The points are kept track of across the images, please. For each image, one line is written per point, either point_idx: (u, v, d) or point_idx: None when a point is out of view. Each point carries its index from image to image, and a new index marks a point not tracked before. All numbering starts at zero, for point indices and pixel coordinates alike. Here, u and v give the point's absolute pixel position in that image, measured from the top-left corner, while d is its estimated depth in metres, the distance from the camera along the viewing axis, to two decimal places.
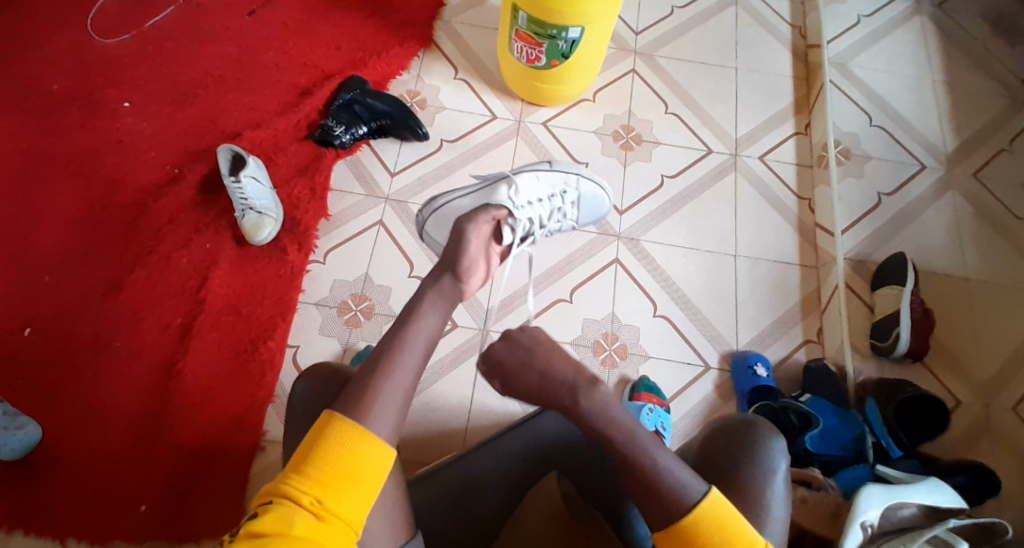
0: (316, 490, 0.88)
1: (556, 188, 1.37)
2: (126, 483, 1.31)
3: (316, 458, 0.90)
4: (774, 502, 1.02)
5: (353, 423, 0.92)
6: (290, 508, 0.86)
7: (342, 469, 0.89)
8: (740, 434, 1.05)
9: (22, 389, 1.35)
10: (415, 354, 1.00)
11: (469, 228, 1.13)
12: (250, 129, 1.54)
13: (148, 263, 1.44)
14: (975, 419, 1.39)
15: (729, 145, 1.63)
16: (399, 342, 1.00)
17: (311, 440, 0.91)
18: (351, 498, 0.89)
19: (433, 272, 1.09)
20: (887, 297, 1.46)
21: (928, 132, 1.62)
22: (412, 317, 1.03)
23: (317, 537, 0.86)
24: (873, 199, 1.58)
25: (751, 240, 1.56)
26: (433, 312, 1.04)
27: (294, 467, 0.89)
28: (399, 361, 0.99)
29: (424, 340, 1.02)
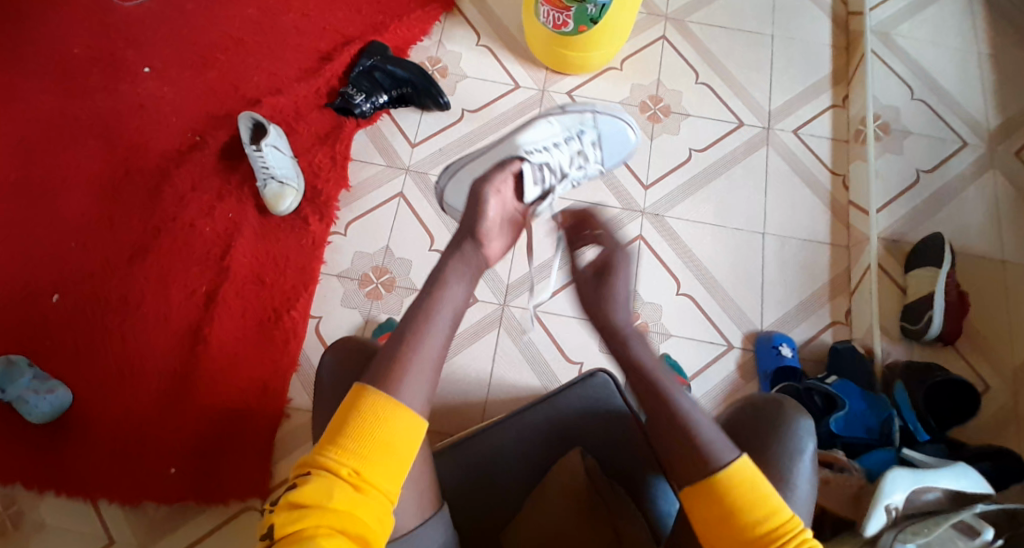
0: (356, 462, 0.88)
1: (573, 131, 1.32)
2: (155, 447, 1.34)
3: (353, 430, 0.90)
4: (800, 482, 1.00)
5: (386, 395, 0.92)
6: (329, 479, 0.87)
7: (380, 442, 0.90)
8: (762, 418, 1.03)
9: (50, 353, 1.37)
10: (441, 330, 0.99)
11: (486, 189, 1.09)
12: (270, 95, 1.52)
13: (172, 230, 1.44)
14: (1003, 406, 1.35)
15: (763, 117, 1.57)
16: (427, 317, 0.98)
17: (348, 412, 0.91)
18: (387, 469, 0.89)
19: (453, 239, 1.06)
20: (921, 280, 1.41)
21: (971, 107, 1.54)
22: (434, 288, 1.01)
23: (357, 508, 0.87)
24: (910, 176, 1.52)
25: (781, 217, 1.52)
26: (457, 282, 1.02)
27: (330, 439, 0.90)
28: (426, 334, 0.97)
29: (449, 317, 0.99)
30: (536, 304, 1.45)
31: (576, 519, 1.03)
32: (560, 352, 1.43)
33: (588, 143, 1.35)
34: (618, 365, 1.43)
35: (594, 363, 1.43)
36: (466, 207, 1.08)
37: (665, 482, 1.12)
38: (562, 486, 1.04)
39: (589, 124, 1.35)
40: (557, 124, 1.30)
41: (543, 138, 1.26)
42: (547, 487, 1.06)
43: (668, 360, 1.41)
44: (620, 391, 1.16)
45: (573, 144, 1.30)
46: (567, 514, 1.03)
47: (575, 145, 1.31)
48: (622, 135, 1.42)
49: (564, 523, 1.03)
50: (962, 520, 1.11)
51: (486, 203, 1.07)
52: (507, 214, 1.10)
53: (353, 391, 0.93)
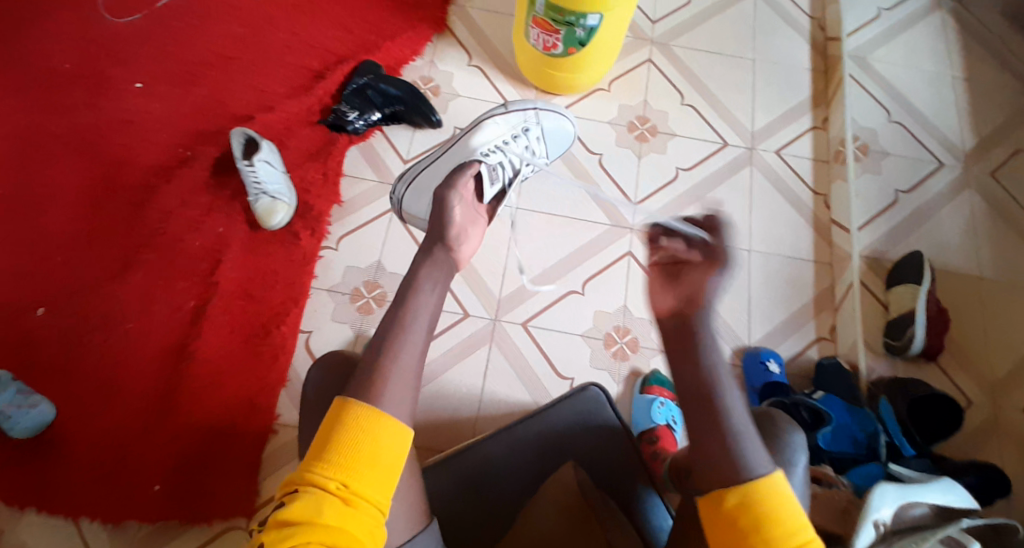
0: (342, 476, 0.87)
1: (519, 128, 1.45)
2: (138, 465, 1.31)
3: (340, 444, 0.88)
4: (794, 492, 1.01)
5: (368, 406, 0.90)
6: (316, 496, 0.86)
7: (365, 455, 0.88)
8: (758, 424, 1.04)
9: (33, 368, 1.35)
10: (420, 333, 0.98)
11: (450, 195, 1.14)
12: (261, 112, 1.53)
13: (161, 245, 1.43)
14: (985, 419, 1.39)
15: (746, 138, 1.61)
16: (400, 323, 0.98)
17: (330, 427, 0.89)
18: (377, 482, 0.88)
19: (425, 244, 1.07)
20: (902, 296, 1.44)
21: (946, 129, 1.61)
22: (412, 290, 1.01)
23: (349, 522, 0.85)
24: (889, 195, 1.56)
25: (765, 235, 1.55)
26: (431, 287, 1.02)
27: (316, 454, 0.88)
28: (406, 342, 0.96)
29: (425, 323, 0.99)
30: (527, 320, 1.46)
31: (570, 534, 1.05)
32: (549, 366, 1.44)
33: (533, 137, 1.47)
34: (608, 379, 1.44)
35: (585, 377, 1.43)
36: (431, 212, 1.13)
37: (657, 497, 1.12)
38: (558, 505, 1.07)
39: (532, 119, 1.47)
40: (502, 122, 1.45)
41: (492, 139, 1.43)
42: (542, 498, 1.08)
43: (654, 376, 1.43)
44: (611, 403, 1.16)
45: (520, 141, 1.44)
46: (560, 529, 1.06)
47: (520, 143, 1.45)
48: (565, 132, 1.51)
49: (560, 540, 1.05)
50: (950, 534, 1.13)
51: (451, 210, 1.12)
52: (466, 213, 1.16)
53: (336, 404, 0.91)
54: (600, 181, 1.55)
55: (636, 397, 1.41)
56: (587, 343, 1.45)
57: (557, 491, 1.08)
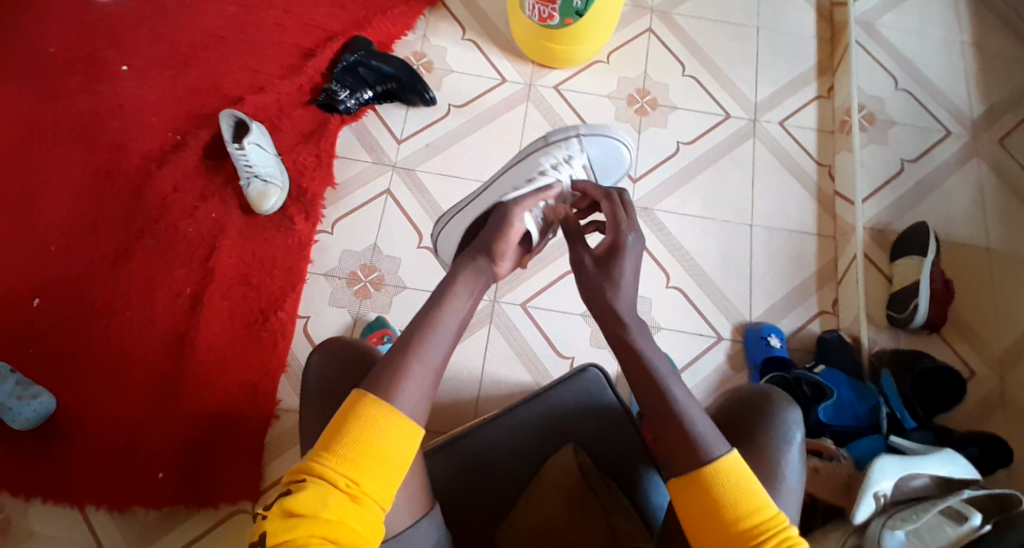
0: (350, 471, 0.86)
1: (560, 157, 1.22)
2: (142, 452, 1.31)
3: (349, 437, 0.87)
4: (790, 471, 0.99)
5: (383, 402, 0.90)
6: (324, 487, 0.85)
7: (375, 451, 0.87)
8: (757, 408, 1.02)
9: (33, 359, 1.34)
10: (446, 333, 0.97)
11: (513, 211, 1.08)
12: (252, 93, 1.50)
13: (156, 231, 1.41)
14: (989, 393, 1.36)
15: (749, 109, 1.57)
16: (429, 323, 0.97)
17: (345, 419, 0.88)
18: (383, 475, 0.87)
19: (467, 251, 1.05)
20: (907, 268, 1.40)
21: (953, 95, 1.55)
22: (446, 296, 0.99)
23: (351, 517, 0.84)
24: (895, 166, 1.51)
25: (769, 210, 1.51)
26: (465, 292, 1.01)
27: (325, 446, 0.87)
28: (429, 341, 0.96)
29: (457, 321, 0.98)
30: (527, 300, 1.44)
31: (568, 520, 1.01)
32: (550, 345, 1.42)
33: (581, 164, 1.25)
34: (609, 359, 1.42)
35: (586, 357, 1.42)
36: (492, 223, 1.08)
37: (658, 477, 1.12)
38: (556, 482, 1.03)
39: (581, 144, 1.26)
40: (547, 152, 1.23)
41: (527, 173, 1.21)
42: (540, 481, 1.04)
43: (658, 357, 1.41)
44: (612, 385, 1.16)
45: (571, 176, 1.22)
46: (557, 512, 1.02)
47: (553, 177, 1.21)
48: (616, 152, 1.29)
49: (554, 518, 1.01)
50: (948, 505, 1.09)
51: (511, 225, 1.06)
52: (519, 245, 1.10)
53: (350, 397, 0.90)
54: None
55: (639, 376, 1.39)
56: (587, 323, 1.44)
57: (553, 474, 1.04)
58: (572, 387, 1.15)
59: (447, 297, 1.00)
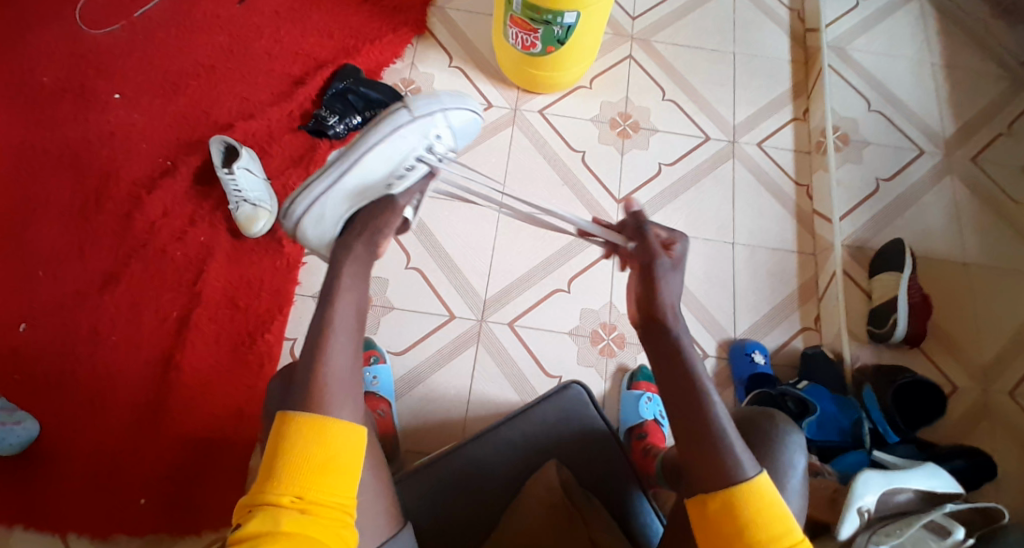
0: (298, 487, 0.86)
1: (425, 138, 1.07)
2: (125, 478, 1.29)
3: (288, 455, 0.87)
4: (790, 492, 1.00)
5: (312, 413, 0.89)
6: (273, 509, 0.85)
7: (317, 463, 0.87)
8: (754, 423, 1.04)
9: (19, 385, 1.34)
10: (348, 335, 0.95)
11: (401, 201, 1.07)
12: (242, 120, 1.52)
13: (144, 255, 1.42)
14: (973, 404, 1.38)
15: (728, 131, 1.61)
16: (327, 326, 0.94)
17: (276, 442, 0.88)
18: (327, 483, 0.87)
19: (344, 239, 1.02)
20: (885, 284, 1.43)
21: (927, 116, 1.59)
22: (334, 297, 0.96)
23: (307, 529, 0.84)
24: (871, 184, 1.55)
25: (750, 228, 1.54)
26: (353, 281, 0.98)
27: (263, 476, 0.87)
28: (335, 345, 0.93)
29: (351, 314, 0.96)
30: (514, 319, 1.45)
31: (552, 532, 1.01)
32: (536, 362, 1.43)
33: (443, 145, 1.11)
34: (595, 377, 1.43)
35: (572, 375, 1.42)
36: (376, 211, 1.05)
37: (644, 497, 1.12)
38: (540, 500, 1.02)
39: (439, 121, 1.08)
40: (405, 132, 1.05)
41: (387, 155, 1.05)
42: (524, 499, 1.04)
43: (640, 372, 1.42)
44: (595, 403, 1.18)
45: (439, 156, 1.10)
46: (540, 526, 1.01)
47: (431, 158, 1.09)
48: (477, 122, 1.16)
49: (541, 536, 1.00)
50: (933, 520, 1.10)
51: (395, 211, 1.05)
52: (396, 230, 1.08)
53: (276, 420, 0.90)
54: (582, 178, 1.55)
55: (624, 392, 1.40)
56: (574, 342, 1.45)
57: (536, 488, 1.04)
58: (555, 407, 1.17)
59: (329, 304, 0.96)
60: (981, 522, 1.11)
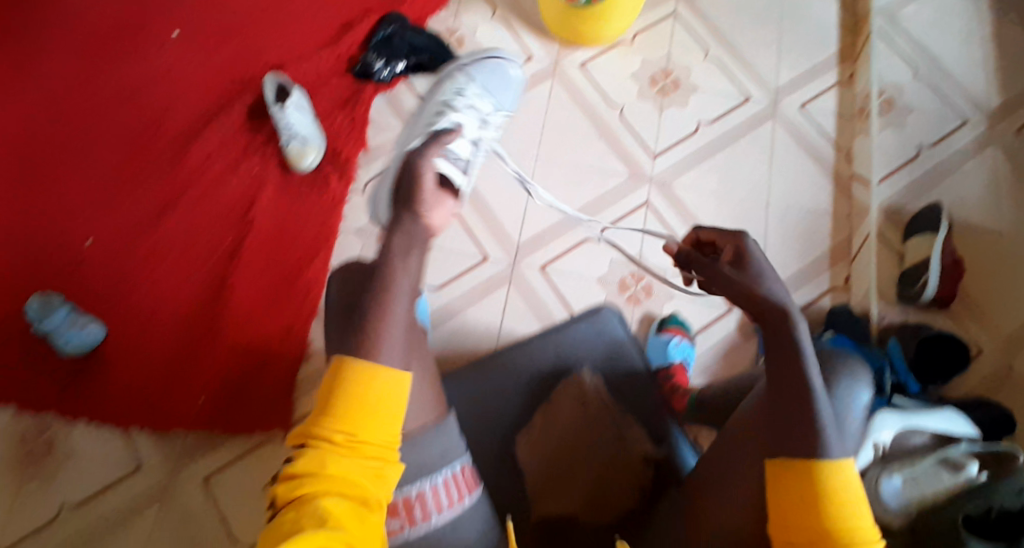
0: (347, 428, 0.89)
1: (478, 111, 1.46)
2: (184, 381, 1.44)
3: (342, 397, 0.90)
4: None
5: (366, 360, 0.92)
6: (323, 448, 0.88)
7: (366, 408, 0.90)
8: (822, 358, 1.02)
9: (83, 295, 1.46)
10: (406, 285, 0.97)
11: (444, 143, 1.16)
12: (294, 62, 1.60)
13: (200, 184, 1.52)
14: (995, 370, 1.38)
15: (769, 93, 1.62)
16: (388, 282, 0.96)
17: (331, 383, 0.91)
18: (373, 428, 0.90)
19: (396, 211, 1.01)
20: (917, 246, 1.43)
21: (972, 86, 1.58)
22: (393, 255, 0.97)
23: (353, 472, 0.87)
24: (910, 150, 1.54)
25: (784, 189, 1.55)
26: (402, 252, 0.97)
27: (320, 408, 0.90)
28: (393, 283, 0.96)
29: (408, 276, 0.97)
30: (546, 264, 1.50)
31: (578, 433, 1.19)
32: (565, 306, 1.48)
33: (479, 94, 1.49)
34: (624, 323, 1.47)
35: None
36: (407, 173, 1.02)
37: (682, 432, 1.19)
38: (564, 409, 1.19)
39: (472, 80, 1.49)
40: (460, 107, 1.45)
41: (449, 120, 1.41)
42: (550, 407, 1.20)
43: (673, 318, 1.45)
44: (625, 324, 1.29)
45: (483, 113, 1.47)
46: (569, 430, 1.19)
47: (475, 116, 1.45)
48: (506, 71, 1.54)
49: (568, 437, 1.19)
50: (946, 456, 1.12)
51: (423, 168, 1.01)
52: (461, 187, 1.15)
53: (333, 363, 0.93)
54: (620, 133, 1.58)
55: (653, 337, 1.43)
56: (603, 290, 1.49)
57: (569, 395, 1.21)
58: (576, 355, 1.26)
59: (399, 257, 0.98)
60: (996, 464, 1.12)
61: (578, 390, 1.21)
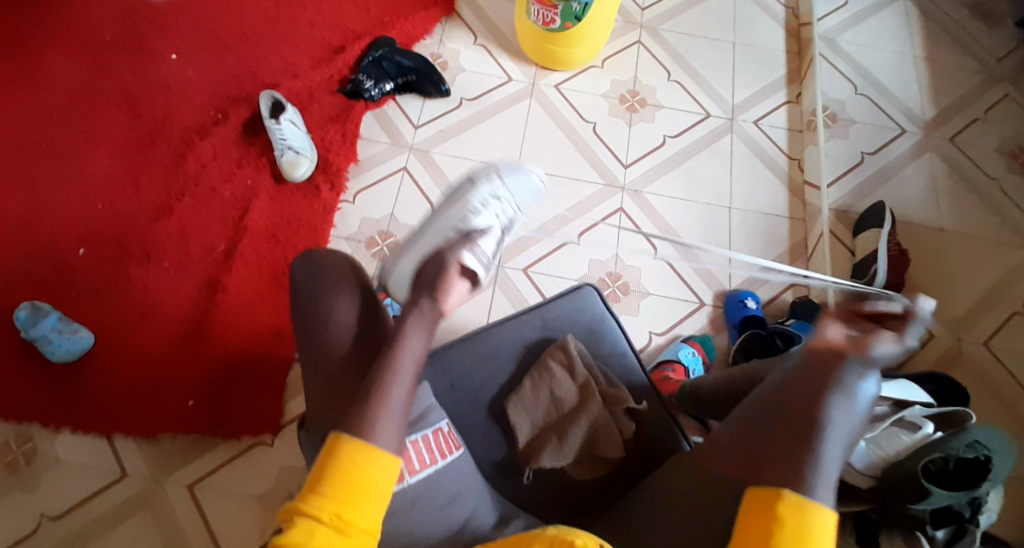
0: (336, 508, 0.92)
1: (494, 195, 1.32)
2: (173, 384, 1.46)
3: (333, 477, 0.93)
4: (832, 446, 0.96)
5: (359, 441, 0.95)
6: (311, 525, 0.90)
7: (354, 489, 0.93)
8: (823, 364, 0.98)
9: (74, 300, 1.48)
10: (347, 303, 1.09)
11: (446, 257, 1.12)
12: (287, 80, 1.68)
13: (195, 192, 1.57)
14: (948, 349, 1.52)
15: (727, 109, 1.76)
16: (329, 302, 1.09)
17: (324, 461, 0.94)
18: (359, 508, 0.93)
19: (326, 263, 1.11)
20: (867, 240, 1.58)
21: (909, 101, 1.76)
22: (327, 280, 1.10)
23: None
24: (856, 157, 1.70)
25: (745, 195, 1.68)
26: (341, 285, 1.10)
27: (309, 487, 0.93)
28: (337, 303, 1.09)
29: (348, 295, 1.10)
30: (529, 266, 1.58)
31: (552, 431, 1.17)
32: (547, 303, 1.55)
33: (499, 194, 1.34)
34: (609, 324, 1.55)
35: None
36: (429, 270, 1.10)
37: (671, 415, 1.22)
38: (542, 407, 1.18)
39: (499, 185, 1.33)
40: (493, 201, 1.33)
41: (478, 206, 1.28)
42: (527, 391, 1.18)
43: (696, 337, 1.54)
44: (603, 298, 1.28)
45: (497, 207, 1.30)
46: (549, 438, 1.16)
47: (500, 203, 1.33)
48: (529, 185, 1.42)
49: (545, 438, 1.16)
50: (902, 419, 1.25)
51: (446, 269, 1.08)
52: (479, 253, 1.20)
53: (327, 440, 0.95)
54: (594, 147, 1.69)
55: (676, 346, 1.51)
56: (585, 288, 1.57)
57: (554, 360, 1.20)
58: (552, 325, 1.25)
59: (332, 295, 1.09)
60: (947, 424, 1.26)
61: (561, 353, 1.21)
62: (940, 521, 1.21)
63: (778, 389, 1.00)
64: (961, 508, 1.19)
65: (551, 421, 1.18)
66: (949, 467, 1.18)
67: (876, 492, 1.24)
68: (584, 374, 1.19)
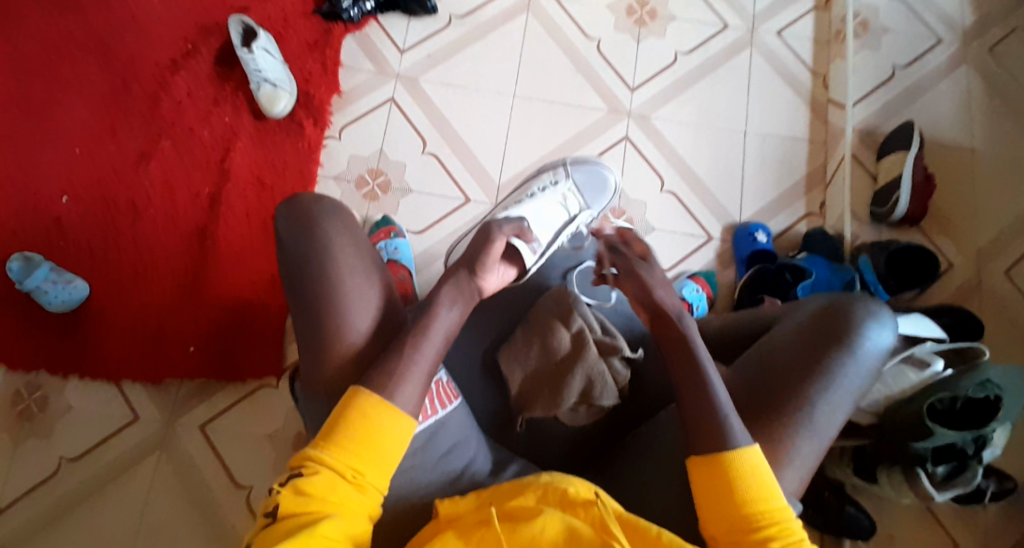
0: (352, 460, 0.91)
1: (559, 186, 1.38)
2: (171, 332, 1.44)
3: (351, 429, 0.93)
4: (844, 394, 0.98)
5: (380, 397, 0.94)
6: (326, 474, 0.90)
7: (373, 442, 0.93)
8: (838, 318, 1.01)
9: (66, 250, 1.45)
10: (348, 250, 1.01)
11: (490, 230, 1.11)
12: (260, 4, 1.57)
13: (174, 133, 1.51)
14: (966, 281, 1.43)
15: (747, 20, 1.60)
16: (320, 253, 1.00)
17: (344, 410, 0.94)
18: (373, 461, 0.92)
19: (330, 214, 1.02)
20: (892, 165, 1.45)
21: (947, 6, 1.59)
22: (318, 228, 1.01)
23: (351, 502, 0.90)
24: (886, 70, 1.55)
25: (761, 115, 1.55)
26: (342, 235, 1.02)
27: (326, 436, 0.93)
28: (332, 250, 1.00)
29: (348, 247, 1.01)
30: None
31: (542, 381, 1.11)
32: None
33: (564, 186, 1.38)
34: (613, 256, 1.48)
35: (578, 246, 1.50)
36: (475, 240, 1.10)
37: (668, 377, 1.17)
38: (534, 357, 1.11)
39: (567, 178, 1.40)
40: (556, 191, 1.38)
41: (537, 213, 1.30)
42: (519, 344, 1.13)
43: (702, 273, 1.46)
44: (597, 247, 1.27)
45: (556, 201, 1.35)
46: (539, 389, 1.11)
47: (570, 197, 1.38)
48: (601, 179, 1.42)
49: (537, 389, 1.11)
50: (913, 354, 1.17)
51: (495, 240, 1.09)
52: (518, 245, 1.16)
53: (348, 392, 0.95)
54: (596, 66, 1.56)
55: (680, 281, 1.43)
56: None
57: (547, 311, 1.14)
58: (545, 273, 1.22)
59: (333, 247, 1.01)
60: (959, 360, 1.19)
61: (552, 304, 1.15)
62: (941, 457, 1.17)
63: (789, 340, 1.02)
64: (966, 445, 1.15)
65: (542, 371, 1.11)
66: (957, 406, 1.15)
67: (877, 429, 1.21)
68: (578, 322, 1.12)
